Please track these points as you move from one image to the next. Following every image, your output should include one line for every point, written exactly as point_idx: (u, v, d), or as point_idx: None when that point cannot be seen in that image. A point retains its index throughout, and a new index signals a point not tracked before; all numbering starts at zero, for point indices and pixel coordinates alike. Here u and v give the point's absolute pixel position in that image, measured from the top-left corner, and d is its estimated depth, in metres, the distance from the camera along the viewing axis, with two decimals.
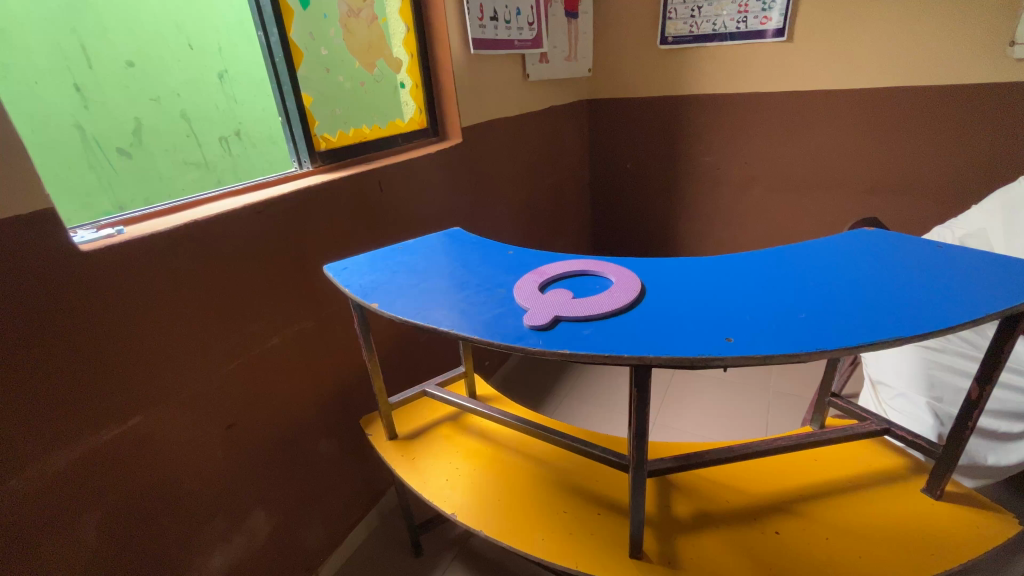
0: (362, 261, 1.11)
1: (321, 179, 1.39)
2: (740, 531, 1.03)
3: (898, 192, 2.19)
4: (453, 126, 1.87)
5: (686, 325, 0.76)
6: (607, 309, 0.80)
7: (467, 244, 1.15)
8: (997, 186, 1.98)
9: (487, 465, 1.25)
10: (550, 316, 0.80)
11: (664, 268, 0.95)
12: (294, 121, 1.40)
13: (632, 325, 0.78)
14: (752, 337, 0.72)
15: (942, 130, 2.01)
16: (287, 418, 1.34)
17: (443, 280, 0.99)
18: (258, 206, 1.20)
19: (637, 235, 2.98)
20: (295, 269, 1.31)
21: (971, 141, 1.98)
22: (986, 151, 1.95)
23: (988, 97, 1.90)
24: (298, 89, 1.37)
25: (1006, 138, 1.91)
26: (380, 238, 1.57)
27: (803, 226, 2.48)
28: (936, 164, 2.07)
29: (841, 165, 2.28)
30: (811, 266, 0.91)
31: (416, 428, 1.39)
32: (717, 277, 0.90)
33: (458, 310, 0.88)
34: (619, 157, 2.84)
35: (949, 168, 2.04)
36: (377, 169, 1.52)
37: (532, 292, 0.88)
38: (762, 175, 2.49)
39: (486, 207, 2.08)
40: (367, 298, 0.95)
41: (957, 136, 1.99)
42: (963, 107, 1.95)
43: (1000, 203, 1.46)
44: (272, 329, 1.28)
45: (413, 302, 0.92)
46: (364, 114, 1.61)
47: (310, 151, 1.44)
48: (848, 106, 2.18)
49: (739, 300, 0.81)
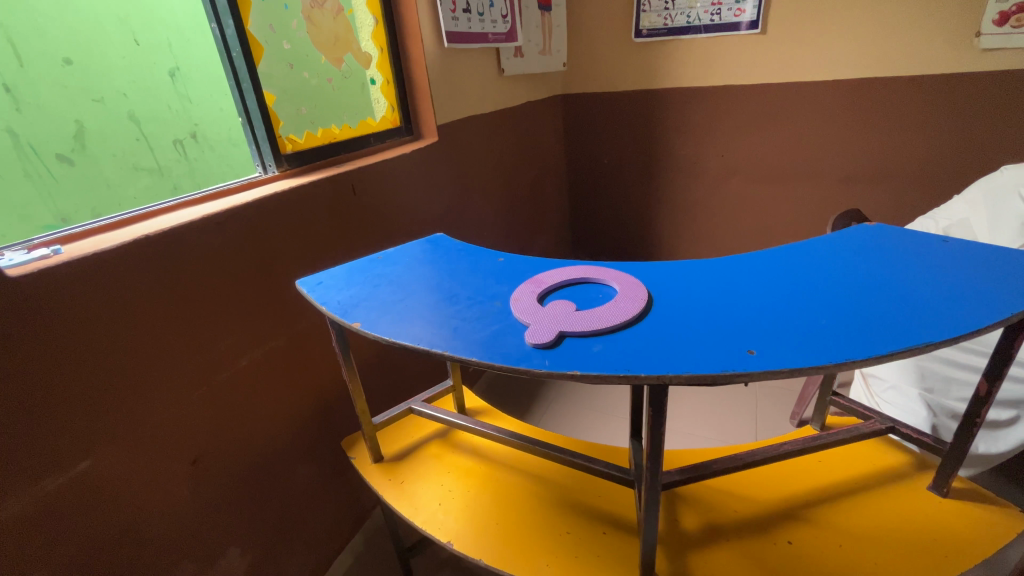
0: (338, 274, 1.01)
1: (288, 183, 1.28)
2: (752, 543, 0.99)
3: (873, 182, 2.21)
4: (428, 125, 1.78)
5: (702, 337, 0.70)
6: (616, 322, 0.74)
7: (453, 252, 1.07)
8: (966, 174, 2.01)
9: (482, 486, 1.18)
10: (554, 332, 0.73)
11: (667, 273, 0.89)
12: (256, 121, 1.28)
13: (644, 339, 0.71)
14: (776, 348, 0.66)
15: (912, 120, 2.04)
16: (262, 446, 1.23)
17: (431, 293, 0.90)
18: (218, 217, 1.09)
19: (616, 231, 2.95)
20: (264, 283, 1.20)
21: (943, 130, 2.00)
22: (955, 140, 1.99)
23: (957, 87, 1.92)
24: (259, 87, 1.26)
25: (972, 128, 1.94)
26: (355, 245, 1.47)
27: (781, 218, 2.48)
28: (907, 155, 2.10)
29: (818, 156, 2.29)
30: (822, 265, 0.87)
31: (403, 448, 1.31)
32: (725, 280, 0.84)
33: (452, 328, 0.79)
34: (596, 153, 2.80)
35: (920, 158, 2.07)
36: (349, 171, 1.41)
37: (531, 306, 0.80)
38: (740, 168, 2.48)
39: (465, 209, 1.99)
40: (348, 317, 0.86)
41: (927, 126, 2.02)
42: (935, 97, 1.97)
43: (982, 192, 1.47)
44: (241, 350, 1.17)
45: (399, 320, 0.83)
46: (333, 114, 1.51)
47: (275, 153, 1.33)
48: (822, 98, 2.18)
49: (754, 306, 0.76)
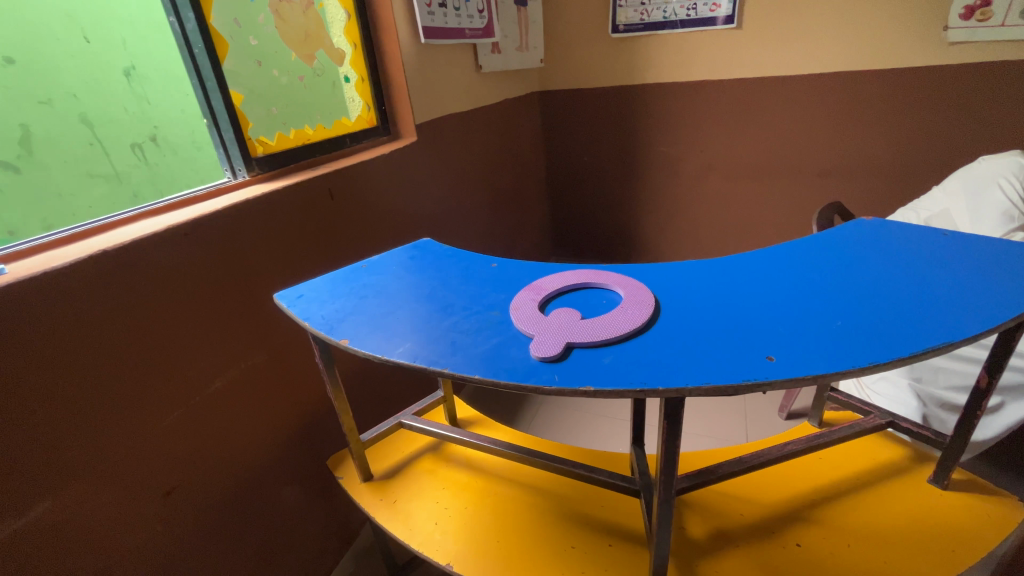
0: (320, 286, 0.95)
1: (260, 189, 1.20)
2: (761, 547, 0.97)
3: (849, 175, 2.24)
4: (406, 124, 1.71)
5: (717, 344, 0.67)
6: (627, 330, 0.70)
7: (442, 259, 1.01)
8: (938, 165, 2.06)
9: (480, 502, 1.12)
10: (562, 344, 0.68)
11: (671, 275, 0.85)
12: (222, 123, 1.20)
13: (656, 347, 0.67)
14: (796, 354, 0.63)
15: (885, 113, 2.07)
16: (241, 472, 1.15)
17: (423, 304, 0.84)
18: (184, 228, 1.00)
19: (597, 229, 2.92)
20: (237, 297, 1.12)
21: (914, 122, 2.04)
22: (927, 132, 2.03)
23: (928, 80, 1.96)
24: (225, 86, 1.18)
25: (943, 120, 1.99)
26: (335, 253, 1.39)
27: (761, 214, 2.49)
28: (881, 147, 2.14)
29: (795, 151, 2.30)
30: (828, 261, 0.84)
31: (394, 465, 1.24)
32: (731, 281, 0.81)
33: (449, 342, 0.73)
34: (575, 150, 2.76)
35: (893, 150, 2.11)
36: (325, 175, 1.33)
37: (533, 315, 0.75)
38: (719, 164, 2.48)
39: (446, 212, 1.93)
40: (334, 333, 0.79)
41: (900, 119, 2.06)
42: (906, 90, 2.01)
43: (960, 183, 1.50)
44: (214, 371, 1.08)
45: (391, 335, 0.77)
46: (305, 114, 1.42)
47: (245, 157, 1.25)
48: (798, 92, 2.19)
49: (766, 308, 0.72)
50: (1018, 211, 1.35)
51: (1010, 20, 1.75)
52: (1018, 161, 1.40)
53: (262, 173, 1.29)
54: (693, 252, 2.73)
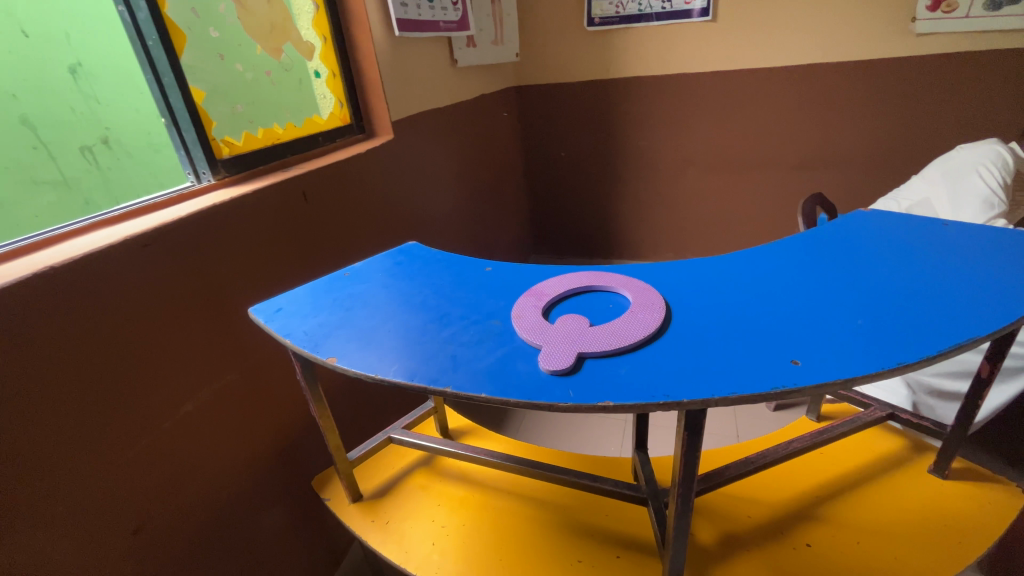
0: (300, 298, 0.87)
1: (227, 194, 1.11)
2: (772, 550, 0.94)
3: (824, 166, 2.26)
4: (382, 122, 1.63)
5: (737, 348, 0.63)
6: (641, 336, 0.65)
7: (431, 264, 0.94)
8: (910, 154, 2.10)
9: (479, 517, 1.07)
10: (574, 354, 0.63)
11: (676, 275, 0.81)
12: (182, 123, 1.10)
13: (674, 354, 0.63)
14: (822, 357, 0.59)
15: (859, 103, 2.10)
16: (218, 501, 1.06)
17: (416, 315, 0.78)
18: (144, 238, 0.91)
19: (578, 226, 2.88)
20: (206, 313, 1.03)
21: (886, 112, 2.07)
22: (899, 122, 2.06)
23: (899, 71, 1.99)
24: (184, 82, 1.08)
25: (914, 110, 2.02)
26: (313, 261, 1.31)
27: (740, 207, 2.49)
28: (856, 137, 2.16)
29: (772, 143, 2.31)
30: (836, 256, 0.81)
31: (385, 482, 1.17)
32: (741, 280, 0.77)
33: (449, 357, 0.67)
34: (553, 146, 2.72)
35: (867, 140, 2.14)
36: (298, 177, 1.25)
37: (538, 323, 0.70)
38: (698, 158, 2.47)
39: (427, 213, 1.85)
40: (320, 351, 0.72)
41: (873, 109, 2.09)
42: (878, 80, 2.03)
43: (940, 171, 1.52)
44: (184, 394, 0.99)
45: (384, 352, 0.70)
46: (274, 112, 1.33)
47: (209, 159, 1.15)
48: (773, 84, 2.20)
49: (783, 308, 0.69)
50: (998, 198, 1.36)
51: (974, 11, 1.79)
52: (996, 149, 1.45)
53: (229, 176, 1.20)
54: (674, 247, 2.72)
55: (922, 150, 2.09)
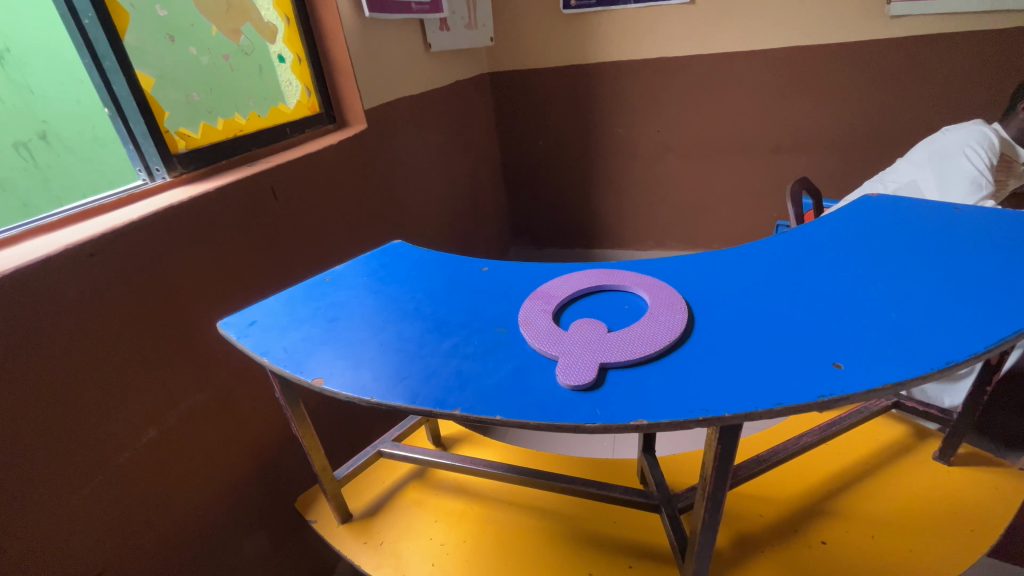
0: (276, 310, 0.78)
1: (185, 193, 1.00)
2: (789, 550, 0.91)
3: (801, 149, 2.20)
4: (354, 110, 1.52)
5: (773, 351, 0.57)
6: (667, 341, 0.59)
7: (421, 266, 0.86)
8: (892, 140, 2.07)
9: (480, 532, 1.00)
10: (595, 366, 0.56)
11: (690, 270, 0.75)
12: (129, 114, 0.98)
13: (705, 359, 0.57)
14: (866, 359, 0.54)
15: (839, 85, 2.05)
16: (191, 533, 0.97)
17: (411, 325, 0.70)
18: (88, 247, 0.80)
19: (556, 218, 2.71)
20: (167, 327, 0.92)
21: (865, 90, 2.03)
22: (877, 104, 2.04)
23: (880, 54, 1.96)
24: (129, 67, 0.96)
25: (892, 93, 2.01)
26: (286, 264, 1.20)
27: (725, 191, 2.38)
28: (836, 121, 2.11)
29: (753, 124, 2.21)
30: (854, 245, 0.77)
31: (375, 499, 1.09)
32: (760, 275, 0.72)
33: (454, 374, 0.60)
34: (529, 134, 2.52)
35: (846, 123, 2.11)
36: (265, 172, 1.14)
37: (551, 330, 0.63)
38: (681, 141, 2.34)
39: (401, 208, 1.72)
40: (303, 373, 0.63)
41: (850, 93, 2.05)
42: (857, 63, 2.00)
43: (926, 154, 1.51)
44: (145, 420, 0.89)
45: (378, 370, 0.62)
46: (234, 101, 1.21)
47: (163, 154, 1.03)
48: (754, 70, 2.12)
49: (813, 305, 0.64)
50: (985, 178, 1.36)
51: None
52: (982, 130, 1.43)
53: (186, 172, 1.08)
54: (657, 236, 2.57)
55: (904, 135, 2.06)
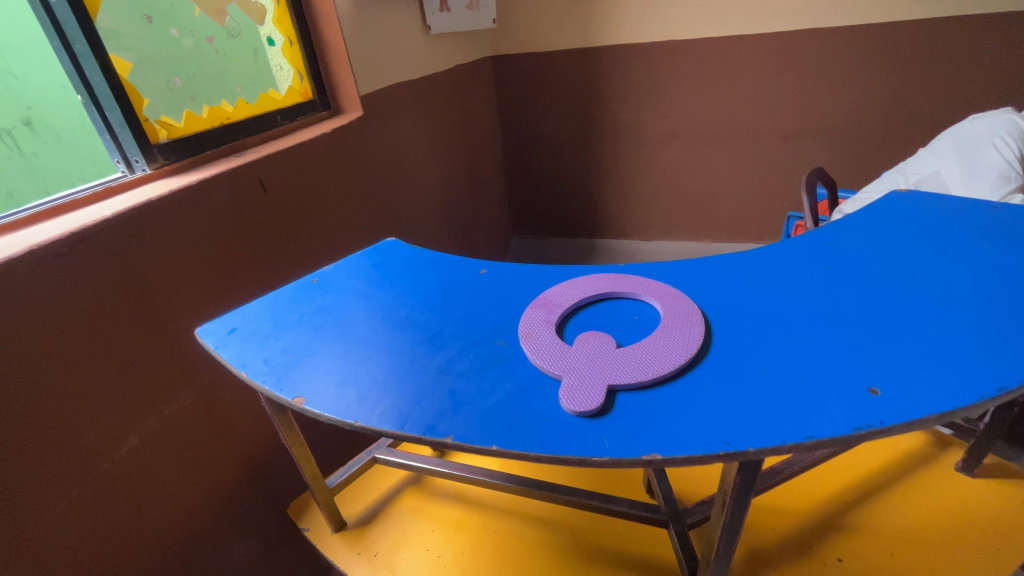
0: (258, 315, 0.72)
1: (167, 186, 0.94)
2: (803, 568, 0.87)
3: (814, 135, 2.01)
4: (349, 97, 1.44)
5: (801, 371, 0.51)
6: (683, 360, 0.53)
7: (415, 267, 0.80)
8: (924, 134, 1.87)
9: (478, 543, 0.96)
10: (602, 388, 0.51)
11: (706, 275, 0.69)
12: (104, 101, 0.91)
13: (725, 380, 0.51)
14: (907, 383, 0.48)
15: (867, 70, 1.84)
16: (177, 542, 0.93)
17: (402, 336, 0.64)
18: (57, 247, 0.75)
19: (555, 209, 2.57)
20: (146, 330, 0.87)
21: (896, 75, 1.82)
22: (900, 91, 1.84)
23: (916, 36, 1.74)
24: (103, 51, 0.89)
25: (915, 78, 1.80)
26: (277, 259, 1.14)
27: (736, 180, 2.20)
28: (853, 106, 1.92)
29: (765, 111, 2.03)
30: (885, 249, 0.71)
31: (370, 506, 1.06)
32: (783, 281, 0.66)
33: (447, 393, 0.54)
34: (530, 122, 2.37)
35: (861, 108, 1.91)
36: (253, 162, 1.08)
37: (554, 345, 0.58)
38: (686, 127, 2.16)
39: (397, 197, 1.63)
40: (284, 390, 0.58)
41: (876, 77, 1.84)
42: (887, 46, 1.79)
43: (951, 144, 1.43)
44: (124, 428, 0.84)
45: (364, 388, 0.57)
46: (221, 87, 1.14)
47: (142, 144, 0.96)
48: (775, 52, 1.92)
49: (843, 317, 0.58)
50: (1015, 171, 1.26)
51: None
52: (1013, 118, 1.34)
53: (168, 163, 1.01)
54: (664, 225, 2.42)
55: (938, 127, 1.84)
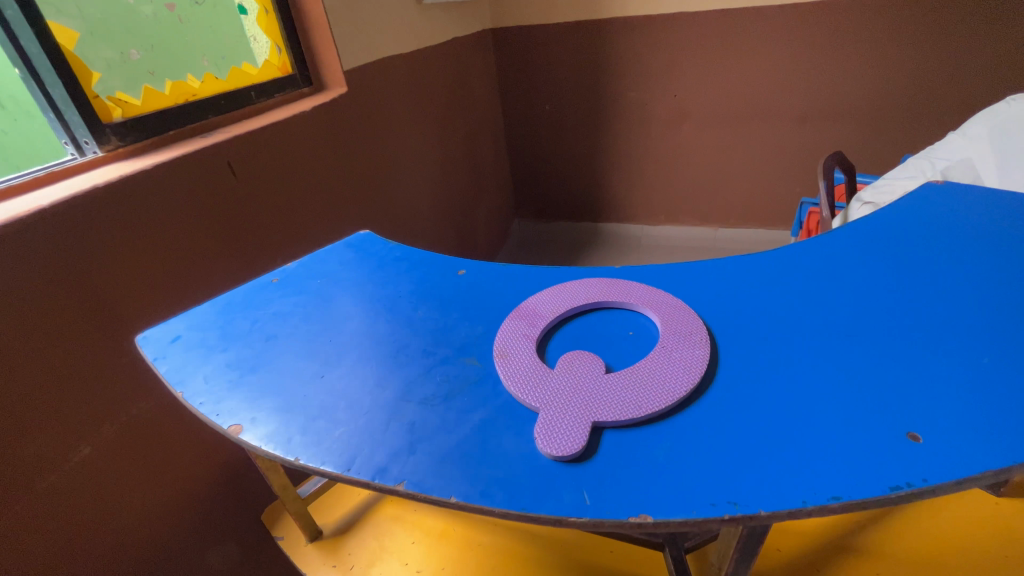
0: (208, 321, 0.64)
1: (120, 170, 0.85)
2: None
3: (839, 117, 1.87)
4: (332, 72, 1.32)
5: (824, 409, 0.43)
6: (683, 391, 0.45)
7: (386, 265, 0.72)
8: (959, 115, 1.73)
9: (461, 559, 0.89)
10: (585, 426, 0.43)
11: (712, 281, 0.61)
12: (45, 75, 0.81)
13: (732, 418, 0.43)
14: (954, 429, 0.40)
15: (900, 46, 1.69)
16: (140, 557, 0.87)
17: (363, 351, 0.56)
18: None
19: (559, 193, 2.43)
20: (95, 331, 0.79)
21: (933, 50, 1.67)
22: (936, 68, 1.69)
23: (959, 7, 1.58)
24: (39, 18, 0.79)
25: (954, 54, 1.65)
26: (250, 248, 1.05)
27: (748, 163, 2.07)
28: (883, 85, 1.77)
29: (782, 89, 1.89)
30: (917, 253, 0.62)
31: (348, 514, 0.99)
32: (801, 291, 0.57)
33: (407, 424, 0.46)
34: (532, 100, 2.21)
35: (892, 88, 1.77)
36: (221, 143, 0.98)
37: (532, 368, 0.49)
38: (698, 106, 2.01)
39: (387, 180, 1.51)
40: (223, 414, 0.51)
41: (910, 53, 1.69)
42: (924, 19, 1.63)
43: (987, 125, 1.21)
44: (71, 439, 0.77)
45: (313, 416, 0.49)
46: (185, 60, 1.04)
47: (91, 124, 0.87)
48: (800, 25, 1.76)
49: (873, 339, 0.49)
50: None
51: None
52: None
53: (123, 144, 0.92)
54: (671, 209, 2.29)
55: (976, 107, 1.70)
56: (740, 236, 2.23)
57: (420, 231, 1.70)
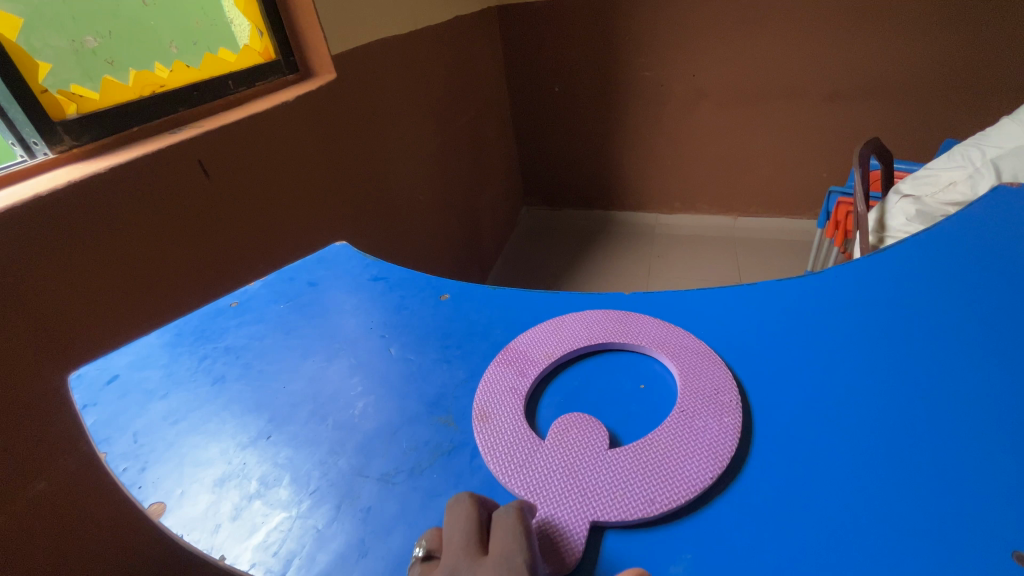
0: (149, 357, 0.56)
1: (75, 171, 0.74)
2: None
3: (878, 96, 1.70)
4: (319, 55, 1.15)
5: (898, 513, 0.33)
6: (708, 479, 0.35)
7: (359, 287, 0.63)
8: (1011, 94, 1.56)
9: None
10: (582, 527, 0.34)
11: (743, 315, 0.50)
12: None
13: (775, 521, 0.33)
14: None
15: (952, 17, 1.51)
16: None
17: (317, 401, 0.47)
18: None
19: (569, 180, 2.30)
20: (40, 364, 0.68)
21: (989, 21, 1.49)
22: (990, 42, 1.51)
23: None
24: None
25: (1012, 25, 1.47)
26: (228, 251, 0.93)
27: (775, 147, 1.92)
28: (929, 61, 1.60)
29: (814, 66, 1.72)
30: (994, 281, 0.51)
31: None
32: (854, 331, 0.47)
33: (361, 510, 0.38)
34: (542, 81, 2.07)
35: (940, 64, 1.59)
36: (193, 139, 0.85)
37: (516, 437, 0.40)
38: (721, 85, 1.85)
39: (383, 170, 1.40)
40: (144, 487, 0.42)
41: (962, 25, 1.52)
42: None
43: None
44: (17, 486, 0.67)
45: (249, 493, 0.40)
46: (150, 47, 0.90)
47: (39, 123, 0.74)
48: None
49: (953, 408, 0.39)
50: None
51: None
52: None
53: (79, 144, 0.79)
54: (686, 196, 2.15)
55: None
56: (762, 225, 2.09)
57: (419, 223, 1.59)
